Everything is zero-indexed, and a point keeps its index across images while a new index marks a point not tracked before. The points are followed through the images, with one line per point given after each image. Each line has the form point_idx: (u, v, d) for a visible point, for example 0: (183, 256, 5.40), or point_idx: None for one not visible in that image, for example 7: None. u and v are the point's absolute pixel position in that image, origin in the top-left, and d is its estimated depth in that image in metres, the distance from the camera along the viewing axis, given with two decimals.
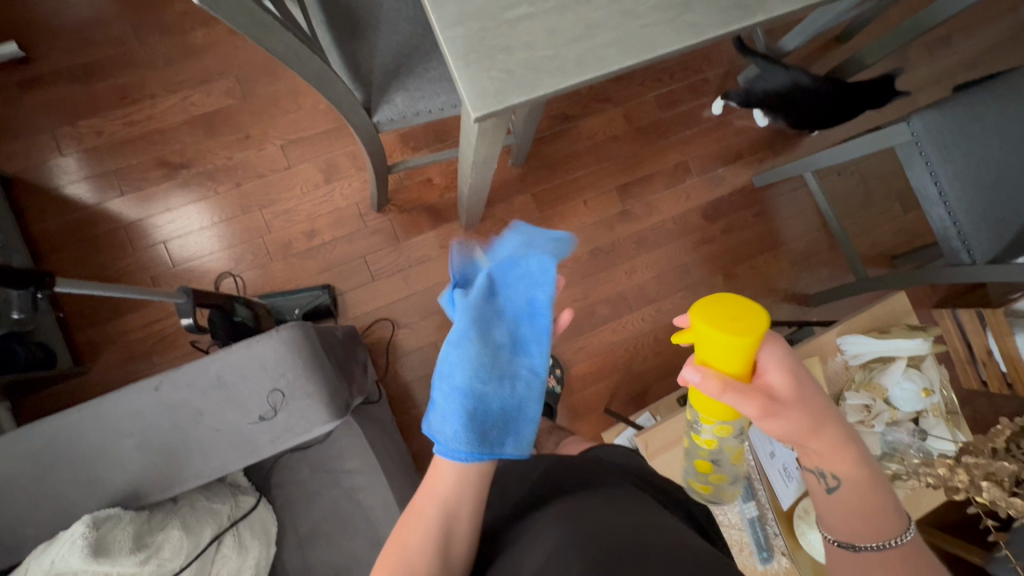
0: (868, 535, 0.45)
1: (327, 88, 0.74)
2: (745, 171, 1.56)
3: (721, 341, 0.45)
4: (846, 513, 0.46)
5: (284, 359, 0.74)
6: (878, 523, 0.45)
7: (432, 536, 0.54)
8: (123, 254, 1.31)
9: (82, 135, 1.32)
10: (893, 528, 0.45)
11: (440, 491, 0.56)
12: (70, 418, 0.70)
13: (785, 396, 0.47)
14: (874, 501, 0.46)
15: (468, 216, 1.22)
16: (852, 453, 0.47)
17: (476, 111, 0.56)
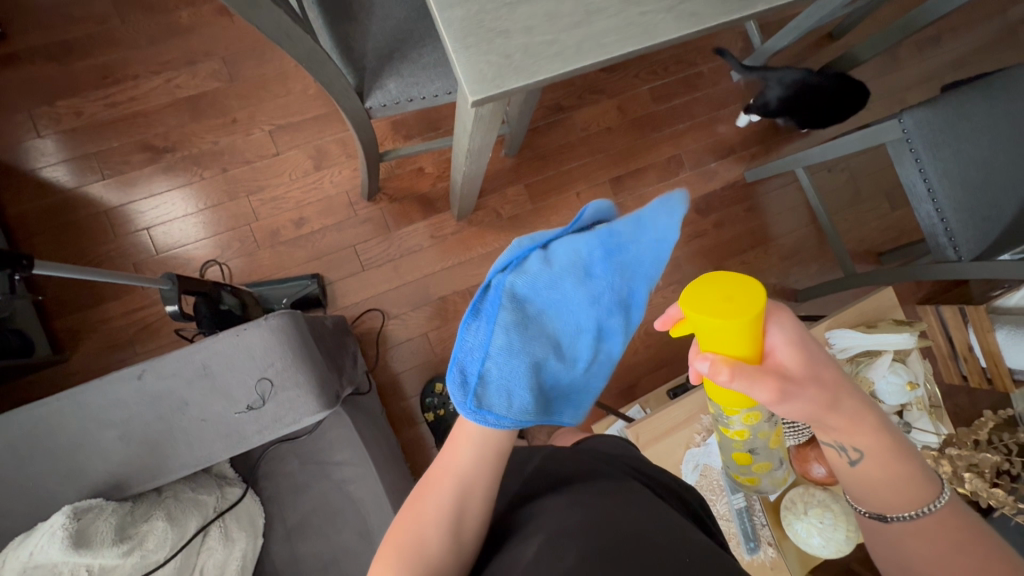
0: (901, 505, 0.44)
1: (318, 70, 0.72)
2: (737, 165, 1.57)
3: (730, 309, 0.43)
4: (876, 483, 0.45)
5: (273, 348, 0.72)
6: (911, 491, 0.44)
7: (446, 508, 0.54)
8: (104, 239, 1.27)
9: (61, 115, 1.28)
10: (928, 494, 0.43)
11: (458, 465, 0.55)
12: (49, 408, 0.68)
13: (798, 375, 0.43)
14: (900, 469, 0.44)
15: (460, 206, 1.21)
16: (869, 424, 0.44)
17: (473, 96, 0.55)
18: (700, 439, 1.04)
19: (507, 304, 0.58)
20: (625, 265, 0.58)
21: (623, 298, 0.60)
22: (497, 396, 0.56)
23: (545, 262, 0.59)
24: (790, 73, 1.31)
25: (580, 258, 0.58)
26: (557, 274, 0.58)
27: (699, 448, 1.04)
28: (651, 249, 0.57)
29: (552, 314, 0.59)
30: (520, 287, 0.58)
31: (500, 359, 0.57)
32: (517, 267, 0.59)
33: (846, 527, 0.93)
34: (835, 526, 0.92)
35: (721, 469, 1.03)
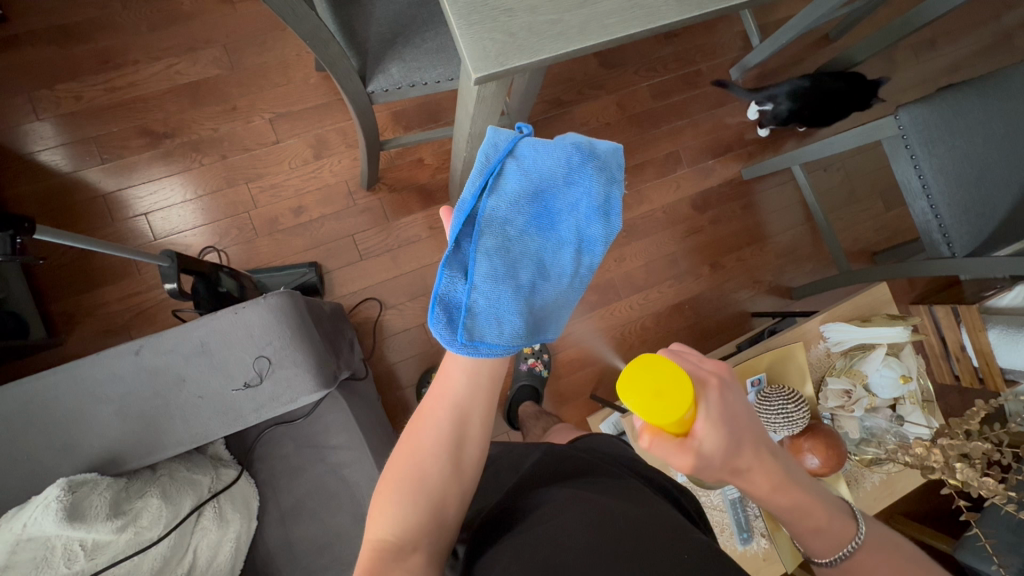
0: (828, 550, 0.47)
1: (322, 49, 0.73)
2: (734, 163, 1.58)
3: (659, 407, 0.43)
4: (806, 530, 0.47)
5: (271, 326, 0.72)
6: (831, 537, 0.47)
7: (445, 441, 0.55)
8: (101, 224, 1.27)
9: (60, 99, 1.27)
10: (847, 534, 0.47)
11: (453, 395, 0.56)
12: (47, 379, 0.68)
13: (713, 455, 0.44)
14: (819, 516, 0.47)
15: (460, 196, 1.21)
16: (782, 483, 0.46)
17: (476, 73, 0.56)
18: None
19: (488, 228, 0.56)
20: (599, 170, 0.60)
21: (602, 205, 0.60)
22: (488, 324, 0.55)
23: (521, 176, 0.57)
24: (784, 84, 1.36)
25: (556, 171, 0.59)
26: (535, 189, 0.58)
27: None
28: (612, 155, 0.61)
29: (535, 231, 0.59)
30: (498, 209, 0.57)
31: (486, 287, 0.55)
32: (493, 188, 0.57)
33: None
34: None
35: None
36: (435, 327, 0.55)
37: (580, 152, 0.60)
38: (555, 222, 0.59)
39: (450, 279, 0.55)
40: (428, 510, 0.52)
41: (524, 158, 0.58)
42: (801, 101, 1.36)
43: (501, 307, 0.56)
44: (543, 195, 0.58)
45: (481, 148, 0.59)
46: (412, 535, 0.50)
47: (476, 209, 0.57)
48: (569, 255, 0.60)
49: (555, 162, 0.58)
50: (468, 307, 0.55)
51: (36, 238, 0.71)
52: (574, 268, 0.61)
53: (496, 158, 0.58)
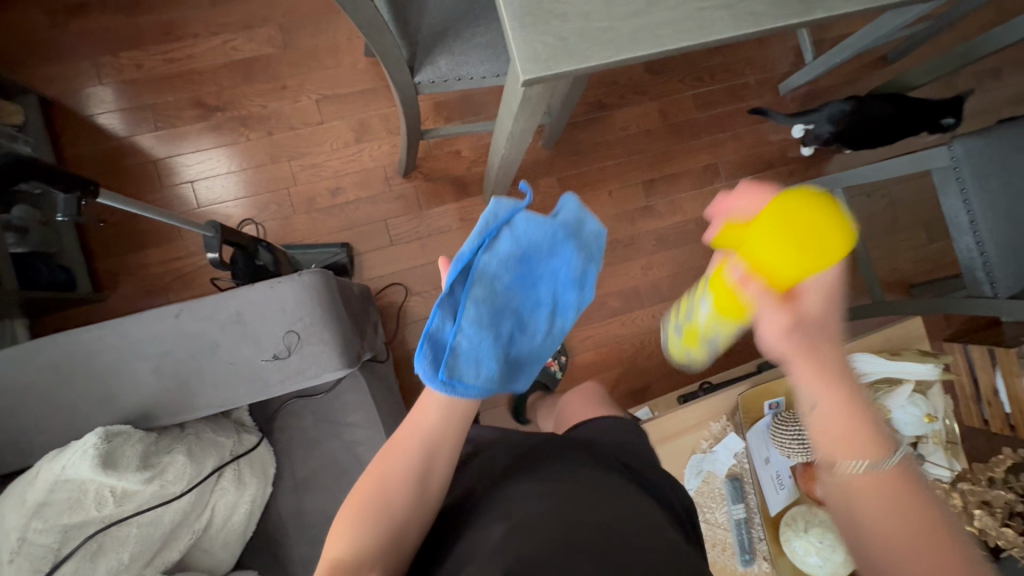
0: (854, 457, 0.45)
1: (375, 39, 0.75)
2: (773, 179, 1.55)
3: (805, 231, 0.49)
4: (830, 433, 0.46)
5: (304, 303, 0.76)
6: (869, 449, 0.45)
7: (414, 470, 0.55)
8: (150, 188, 1.33)
9: (123, 66, 1.33)
10: (884, 454, 0.45)
11: (423, 426, 0.57)
12: (94, 332, 0.72)
13: (801, 313, 0.48)
14: (862, 426, 0.46)
15: (493, 192, 1.23)
16: (846, 388, 0.47)
17: (525, 75, 0.56)
18: (705, 446, 1.04)
19: (480, 281, 0.58)
20: (584, 245, 0.63)
21: (582, 277, 0.63)
22: (468, 367, 0.57)
23: (514, 242, 0.58)
24: (832, 105, 1.33)
25: (547, 240, 0.60)
26: (525, 252, 0.59)
27: (704, 454, 1.03)
28: (596, 237, 0.63)
29: (519, 287, 0.61)
30: (491, 266, 0.58)
31: (471, 332, 0.57)
32: (489, 246, 0.58)
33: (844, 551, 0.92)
34: (834, 549, 0.92)
35: (724, 478, 1.03)
36: (416, 364, 0.56)
37: (570, 225, 0.62)
38: (539, 282, 0.62)
39: (437, 320, 0.57)
40: (394, 534, 0.52)
41: (519, 223, 0.59)
42: (843, 126, 1.33)
43: (479, 355, 0.58)
44: (530, 261, 0.60)
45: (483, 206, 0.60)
46: (368, 553, 0.49)
47: (470, 260, 0.58)
48: (545, 313, 0.63)
49: (545, 233, 0.60)
50: (451, 351, 0.56)
51: (99, 200, 0.75)
52: (549, 326, 0.64)
53: (494, 219, 0.58)
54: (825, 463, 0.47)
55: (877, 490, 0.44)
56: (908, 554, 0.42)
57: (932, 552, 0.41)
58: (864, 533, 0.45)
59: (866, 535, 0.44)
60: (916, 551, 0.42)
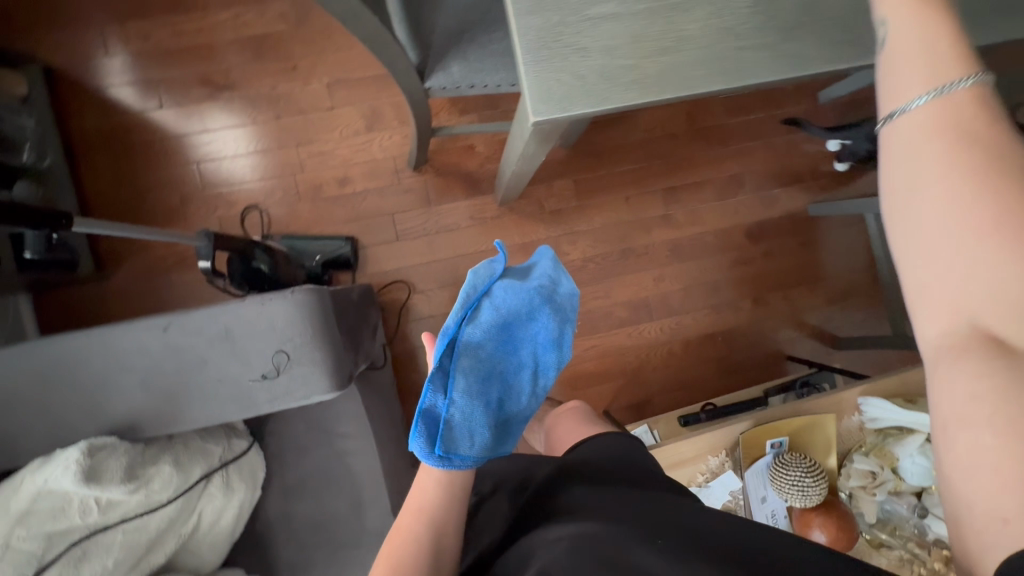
0: (919, 88, 0.44)
1: (383, 49, 0.70)
2: (800, 195, 1.48)
3: None
4: (893, 69, 0.46)
5: (295, 322, 0.73)
6: (941, 71, 0.43)
7: (427, 554, 0.55)
8: (153, 167, 1.29)
9: (129, 36, 1.28)
10: (957, 76, 0.43)
11: (423, 508, 0.58)
12: (79, 342, 0.70)
13: None
14: (942, 40, 0.44)
15: (508, 189, 1.21)
16: (932, 16, 0.45)
17: (537, 116, 0.51)
18: (701, 480, 1.02)
19: (465, 351, 0.63)
20: (555, 310, 0.71)
21: (557, 338, 0.70)
22: (463, 437, 0.60)
23: (495, 312, 0.65)
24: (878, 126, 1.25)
25: (524, 309, 0.67)
26: (505, 320, 0.66)
27: (698, 489, 1.01)
28: (567, 300, 0.72)
29: (500, 357, 0.66)
30: (475, 336, 0.64)
31: (463, 403, 0.60)
32: (471, 318, 0.64)
33: None
34: None
35: None
36: (412, 439, 0.58)
37: (541, 294, 0.70)
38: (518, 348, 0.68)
39: (431, 396, 0.60)
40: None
41: (496, 295, 0.66)
42: None
43: (473, 422, 0.61)
44: (511, 327, 0.66)
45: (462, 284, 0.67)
46: None
47: (455, 333, 0.63)
48: (527, 376, 0.68)
49: (519, 300, 0.67)
50: (444, 422, 0.59)
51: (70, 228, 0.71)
52: (532, 388, 0.69)
53: (473, 292, 0.66)
54: (886, 119, 0.46)
55: (941, 126, 0.42)
56: (951, 221, 0.40)
57: (974, 219, 0.39)
58: (910, 197, 0.43)
59: (921, 199, 0.42)
60: (970, 205, 0.40)
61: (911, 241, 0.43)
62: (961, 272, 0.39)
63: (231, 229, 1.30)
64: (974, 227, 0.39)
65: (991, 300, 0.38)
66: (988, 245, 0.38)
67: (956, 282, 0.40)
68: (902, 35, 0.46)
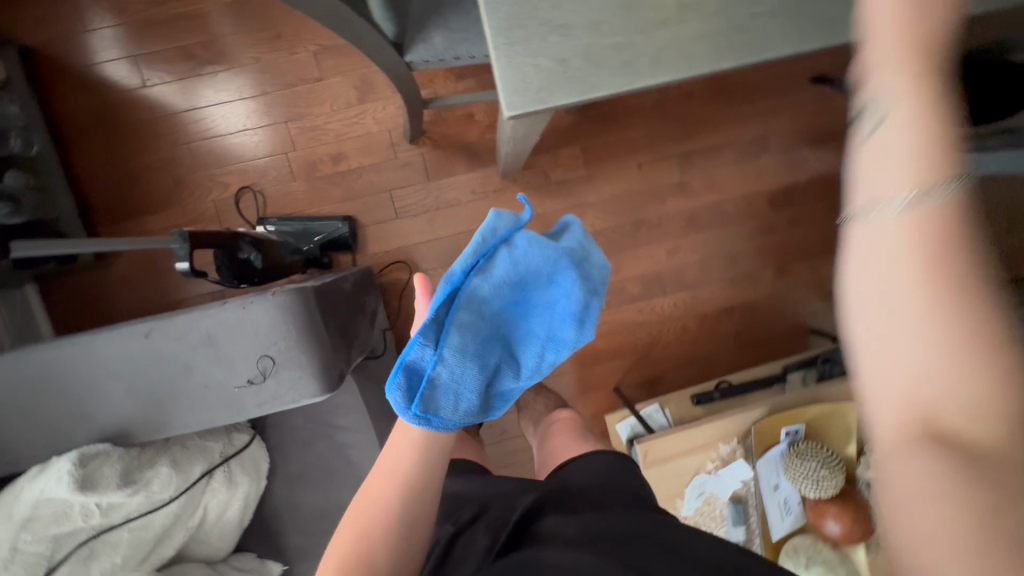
0: (902, 126, 0.37)
1: (351, 24, 0.64)
2: (829, 156, 1.37)
3: None
4: (874, 91, 0.39)
5: (278, 326, 0.70)
6: (926, 115, 0.37)
7: (400, 516, 0.52)
8: (142, 149, 1.25)
9: (106, 10, 1.22)
10: (936, 125, 0.37)
11: (398, 469, 0.54)
12: (62, 352, 0.69)
13: None
14: (923, 71, 0.38)
15: (508, 162, 1.12)
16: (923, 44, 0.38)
17: (512, 110, 0.45)
18: (711, 468, 0.97)
19: (466, 306, 0.58)
20: (582, 278, 0.64)
21: (580, 312, 0.63)
22: (445, 397, 0.56)
23: (510, 265, 0.60)
24: None
25: (543, 270, 0.62)
26: (518, 277, 0.60)
27: (709, 476, 0.97)
28: (596, 272, 0.65)
29: (507, 315, 0.62)
30: (481, 289, 0.59)
31: (453, 362, 0.57)
32: (482, 269, 0.59)
33: None
34: None
35: (727, 500, 0.98)
36: (390, 388, 0.55)
37: (566, 257, 0.63)
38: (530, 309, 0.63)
39: (419, 347, 0.56)
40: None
41: (515, 246, 0.61)
42: None
43: (460, 382, 0.57)
44: (524, 285, 0.62)
45: (479, 227, 0.61)
46: None
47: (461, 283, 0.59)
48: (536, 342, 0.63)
49: (539, 257, 0.61)
50: (426, 378, 0.56)
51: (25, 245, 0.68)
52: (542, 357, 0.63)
53: (490, 238, 0.60)
54: (861, 146, 0.39)
55: (917, 175, 0.36)
56: (913, 280, 0.34)
57: (936, 305, 0.33)
58: (872, 255, 0.36)
59: (878, 260, 0.36)
60: (925, 281, 0.34)
61: (868, 305, 0.36)
62: (913, 357, 0.33)
63: (227, 212, 1.26)
64: (939, 304, 0.33)
65: (944, 394, 0.32)
66: (943, 328, 0.33)
67: (908, 371, 0.33)
68: (883, 51, 0.39)
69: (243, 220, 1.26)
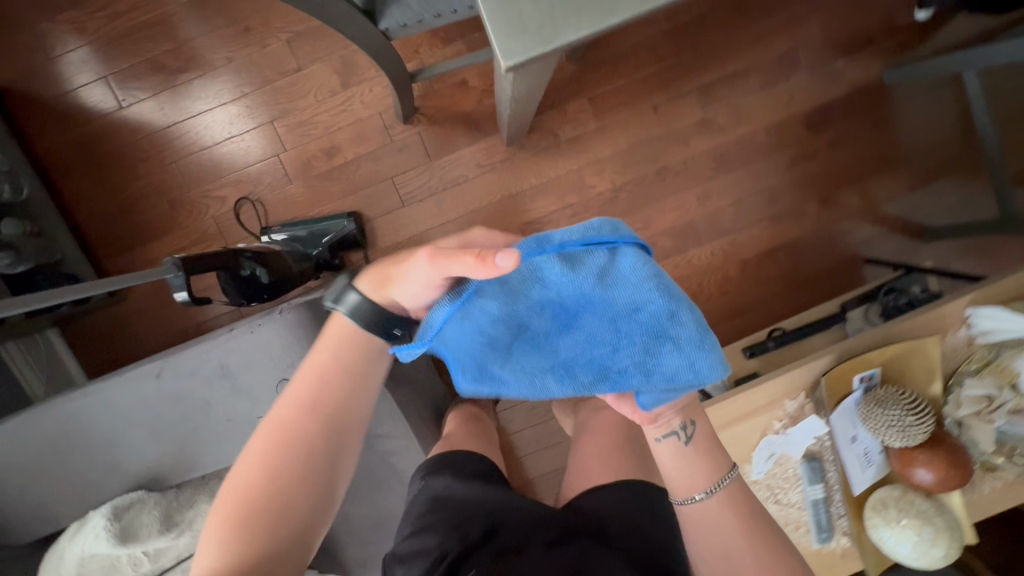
0: (706, 482, 0.58)
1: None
2: (863, 63, 1.24)
3: None
4: (688, 459, 0.59)
5: (292, 346, 0.65)
6: (717, 461, 0.59)
7: (322, 450, 0.51)
8: (131, 175, 1.20)
9: (63, 33, 1.15)
10: (723, 468, 0.59)
11: (312, 399, 0.53)
12: (76, 405, 0.65)
13: None
14: (704, 431, 0.60)
15: (512, 126, 1.01)
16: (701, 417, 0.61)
17: (521, 57, 0.41)
18: (779, 427, 0.89)
19: (525, 280, 0.50)
20: (646, 351, 0.51)
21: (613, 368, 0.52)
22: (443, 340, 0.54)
23: (594, 278, 0.49)
24: None
25: (625, 303, 0.50)
26: (587, 295, 0.50)
27: (778, 437, 0.89)
28: (669, 368, 0.50)
29: (545, 318, 0.52)
30: (550, 276, 0.49)
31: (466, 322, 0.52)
32: (570, 258, 0.49)
33: (945, 543, 0.82)
34: (933, 542, 0.82)
35: (800, 458, 0.90)
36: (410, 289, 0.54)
37: (655, 320, 0.50)
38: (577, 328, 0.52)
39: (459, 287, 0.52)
40: (287, 539, 0.47)
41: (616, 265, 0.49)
42: None
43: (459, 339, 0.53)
44: (584, 306, 0.51)
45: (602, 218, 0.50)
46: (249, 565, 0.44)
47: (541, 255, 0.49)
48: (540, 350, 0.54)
49: (626, 289, 0.49)
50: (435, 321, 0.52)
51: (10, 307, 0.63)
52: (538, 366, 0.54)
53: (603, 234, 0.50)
54: (689, 496, 0.59)
55: (733, 503, 0.58)
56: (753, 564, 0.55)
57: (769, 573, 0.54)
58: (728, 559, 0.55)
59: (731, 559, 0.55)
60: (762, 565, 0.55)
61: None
62: None
63: (229, 226, 1.21)
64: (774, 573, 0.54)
65: None
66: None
67: None
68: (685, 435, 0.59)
69: (246, 233, 1.21)
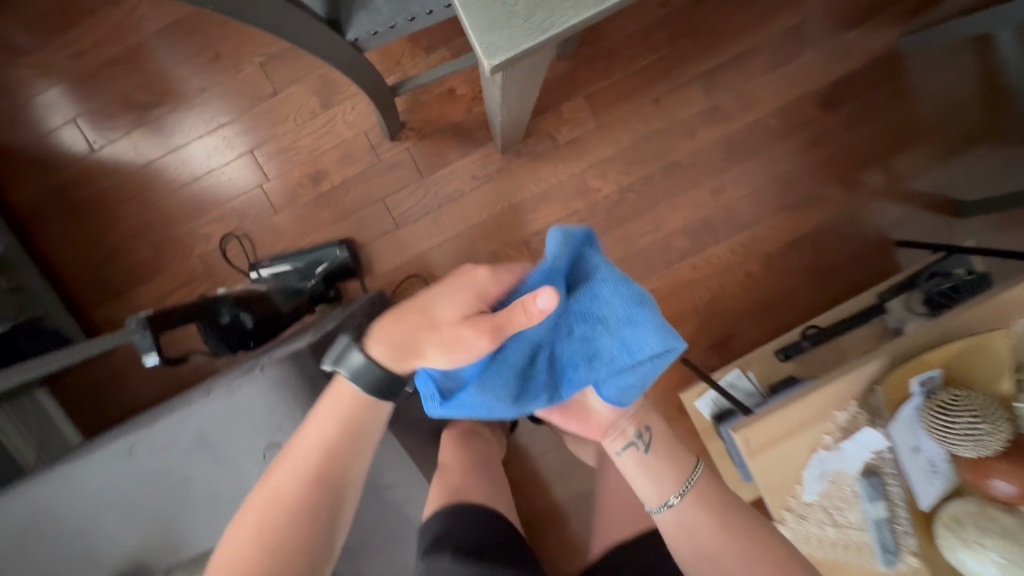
0: (674, 485, 0.69)
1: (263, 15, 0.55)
2: (876, 33, 1.15)
3: None
4: (653, 465, 0.70)
5: (274, 405, 0.59)
6: (677, 461, 0.71)
7: (323, 512, 0.52)
8: (108, 219, 1.13)
9: (26, 76, 1.09)
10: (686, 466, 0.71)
11: (309, 467, 0.53)
12: (50, 489, 0.60)
13: None
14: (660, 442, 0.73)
15: (506, 133, 0.93)
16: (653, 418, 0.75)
17: (512, 49, 0.35)
18: (830, 442, 0.80)
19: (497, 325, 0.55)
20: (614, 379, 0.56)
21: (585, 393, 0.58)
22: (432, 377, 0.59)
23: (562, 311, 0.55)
24: None
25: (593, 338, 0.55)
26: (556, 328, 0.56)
27: (829, 453, 0.80)
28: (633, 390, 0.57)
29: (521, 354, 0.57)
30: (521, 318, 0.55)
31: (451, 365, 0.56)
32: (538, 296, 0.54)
33: None
34: None
35: (857, 474, 0.80)
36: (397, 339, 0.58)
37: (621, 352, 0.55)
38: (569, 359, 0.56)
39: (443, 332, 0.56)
40: None
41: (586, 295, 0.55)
42: None
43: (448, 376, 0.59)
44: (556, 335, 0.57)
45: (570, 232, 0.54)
46: None
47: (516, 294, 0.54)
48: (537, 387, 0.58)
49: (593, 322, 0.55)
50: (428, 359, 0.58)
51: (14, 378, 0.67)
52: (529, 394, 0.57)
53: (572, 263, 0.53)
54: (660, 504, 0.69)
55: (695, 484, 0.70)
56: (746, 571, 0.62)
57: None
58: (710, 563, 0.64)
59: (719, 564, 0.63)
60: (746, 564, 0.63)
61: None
62: None
63: (216, 264, 1.14)
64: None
65: None
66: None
67: None
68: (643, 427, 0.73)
69: (234, 270, 1.14)
